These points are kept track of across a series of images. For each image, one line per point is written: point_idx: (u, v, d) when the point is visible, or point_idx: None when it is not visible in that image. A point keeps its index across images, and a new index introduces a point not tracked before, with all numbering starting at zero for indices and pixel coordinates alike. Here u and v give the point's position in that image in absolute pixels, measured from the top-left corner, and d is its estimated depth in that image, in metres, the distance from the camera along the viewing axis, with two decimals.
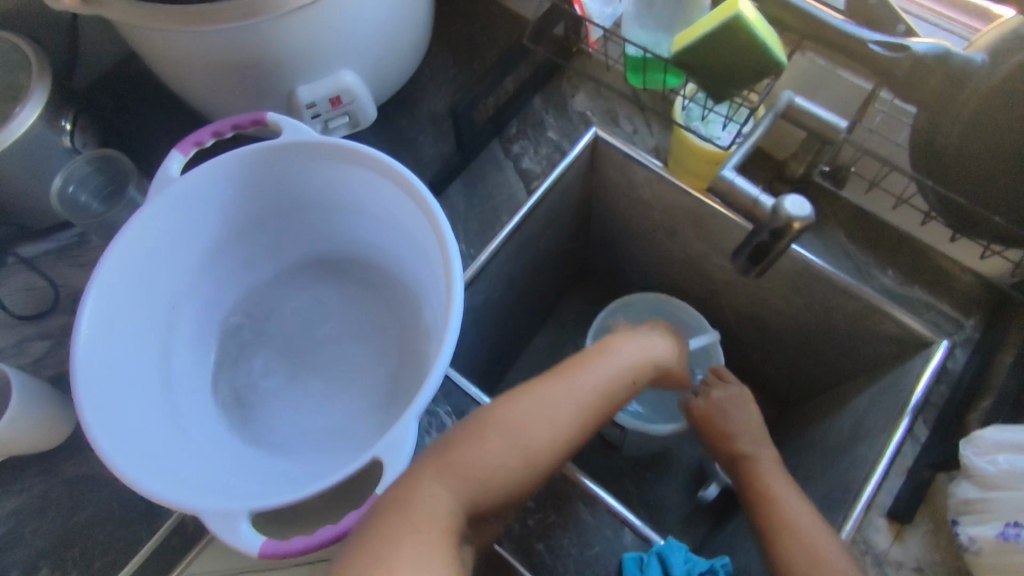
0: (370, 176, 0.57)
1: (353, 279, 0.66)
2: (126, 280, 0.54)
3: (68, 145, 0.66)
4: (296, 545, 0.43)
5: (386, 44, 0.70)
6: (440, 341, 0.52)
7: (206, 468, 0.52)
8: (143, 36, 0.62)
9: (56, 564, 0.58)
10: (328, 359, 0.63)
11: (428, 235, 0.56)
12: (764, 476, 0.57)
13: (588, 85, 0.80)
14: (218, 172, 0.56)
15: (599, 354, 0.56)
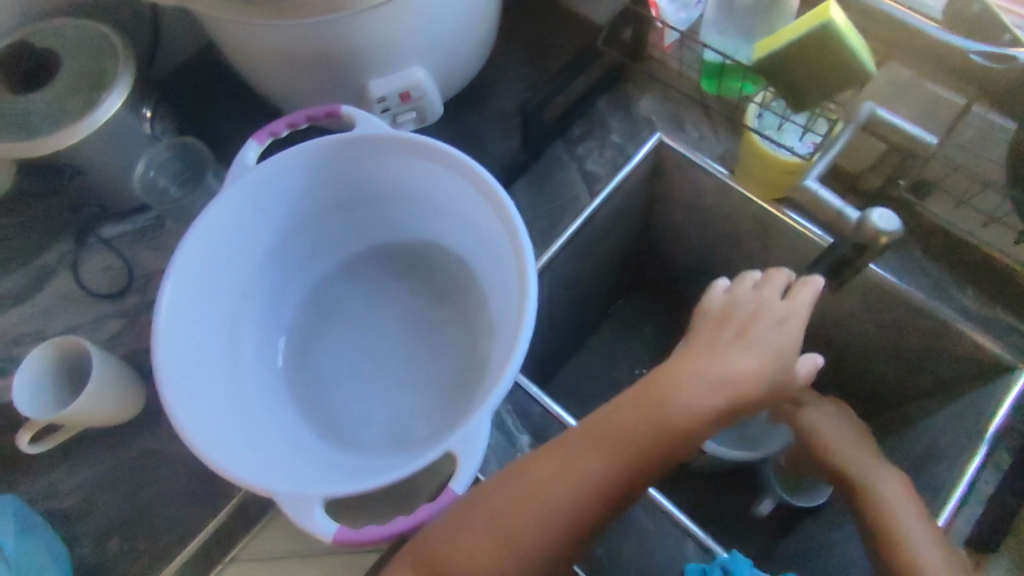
0: (442, 172, 0.57)
1: (415, 272, 0.67)
2: (203, 264, 0.56)
3: (149, 133, 0.69)
4: (371, 533, 0.44)
5: (455, 41, 0.70)
6: (510, 339, 0.52)
7: (276, 451, 0.53)
8: (225, 29, 0.64)
9: (128, 534, 0.60)
10: (391, 351, 0.64)
11: (497, 230, 0.56)
12: (875, 500, 0.53)
13: (655, 89, 0.80)
14: (295, 163, 0.57)
15: (668, 390, 0.50)
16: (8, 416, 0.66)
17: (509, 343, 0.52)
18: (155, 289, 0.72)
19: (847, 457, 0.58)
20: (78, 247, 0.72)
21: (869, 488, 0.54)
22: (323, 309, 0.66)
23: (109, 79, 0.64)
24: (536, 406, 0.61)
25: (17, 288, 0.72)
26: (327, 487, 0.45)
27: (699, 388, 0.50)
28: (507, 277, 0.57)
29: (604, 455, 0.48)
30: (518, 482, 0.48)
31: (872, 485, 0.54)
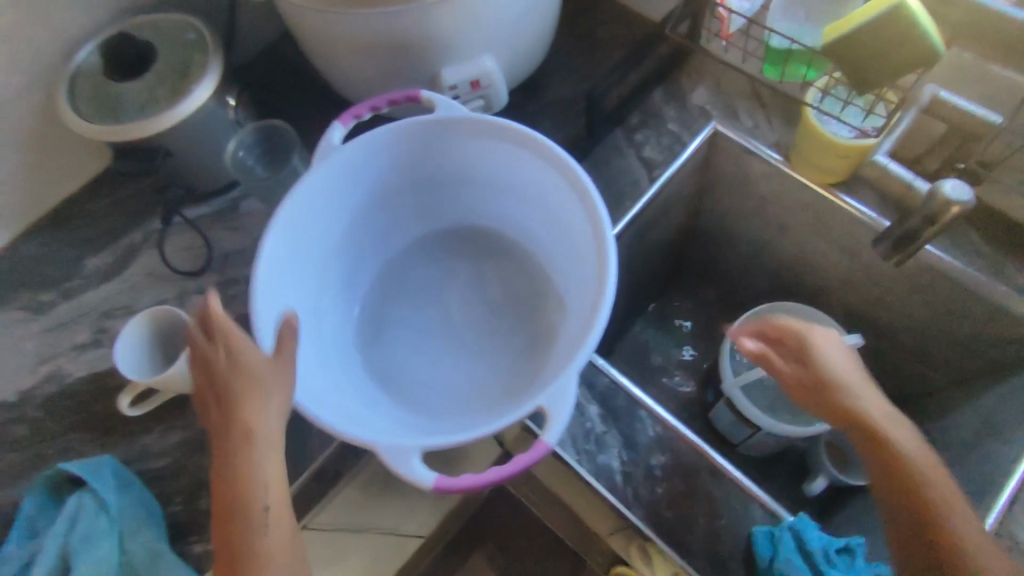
0: (519, 155, 0.61)
1: (480, 249, 0.71)
2: (293, 237, 0.59)
3: (233, 118, 0.73)
4: (471, 480, 0.47)
5: (522, 32, 0.73)
6: (586, 313, 0.54)
7: (367, 413, 0.57)
8: (308, 20, 0.68)
9: (217, 492, 0.65)
10: (461, 322, 0.68)
11: (573, 208, 0.59)
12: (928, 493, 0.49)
13: (710, 77, 0.81)
14: (378, 143, 0.61)
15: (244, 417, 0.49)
16: (104, 382, 0.70)
17: (587, 315, 0.54)
18: (233, 267, 0.76)
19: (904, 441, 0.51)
20: (165, 226, 0.77)
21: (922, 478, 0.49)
22: (395, 284, 0.70)
23: (200, 69, 0.69)
24: (602, 378, 0.64)
25: (106, 266, 0.77)
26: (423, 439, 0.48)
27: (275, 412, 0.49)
28: (581, 255, 0.60)
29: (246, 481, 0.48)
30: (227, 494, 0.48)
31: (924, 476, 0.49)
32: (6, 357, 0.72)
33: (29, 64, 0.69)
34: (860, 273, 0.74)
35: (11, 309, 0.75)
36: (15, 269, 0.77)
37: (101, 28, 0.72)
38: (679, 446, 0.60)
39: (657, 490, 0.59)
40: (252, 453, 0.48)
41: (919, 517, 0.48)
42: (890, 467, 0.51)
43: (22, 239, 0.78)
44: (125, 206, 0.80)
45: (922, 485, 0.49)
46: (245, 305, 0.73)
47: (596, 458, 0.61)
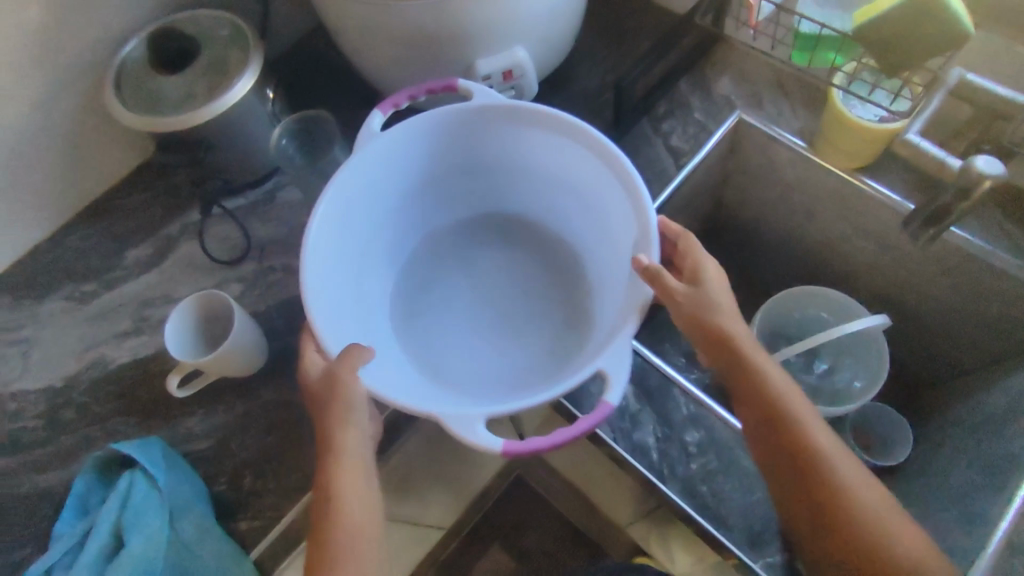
0: (559, 143, 0.62)
1: (517, 235, 0.73)
2: (339, 216, 0.61)
3: (270, 111, 0.75)
4: (539, 443, 0.49)
5: (552, 24, 0.75)
6: (633, 297, 0.56)
7: (415, 388, 0.58)
8: (348, 16, 0.70)
9: (260, 473, 0.66)
10: (500, 305, 0.69)
11: (615, 196, 0.60)
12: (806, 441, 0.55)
13: (733, 69, 0.83)
14: (420, 129, 0.62)
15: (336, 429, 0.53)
16: (148, 368, 0.72)
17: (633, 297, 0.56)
18: (270, 257, 0.78)
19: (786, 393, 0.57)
20: (203, 217, 0.79)
21: (808, 433, 0.55)
22: (431, 265, 0.72)
23: (241, 63, 0.71)
24: (635, 357, 0.66)
25: (147, 256, 0.79)
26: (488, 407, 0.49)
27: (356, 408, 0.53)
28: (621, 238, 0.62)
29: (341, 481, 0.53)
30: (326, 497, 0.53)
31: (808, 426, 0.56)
32: (52, 345, 0.74)
33: (77, 60, 0.71)
34: (886, 257, 0.76)
35: (56, 298, 0.77)
36: (58, 260, 0.79)
37: (144, 25, 0.74)
38: (712, 423, 0.62)
39: (692, 465, 0.60)
40: (342, 466, 0.53)
41: (796, 468, 0.55)
42: (769, 421, 0.56)
43: (65, 231, 0.80)
44: (164, 199, 0.82)
45: (807, 442, 0.55)
46: (283, 293, 0.75)
47: (632, 435, 0.62)
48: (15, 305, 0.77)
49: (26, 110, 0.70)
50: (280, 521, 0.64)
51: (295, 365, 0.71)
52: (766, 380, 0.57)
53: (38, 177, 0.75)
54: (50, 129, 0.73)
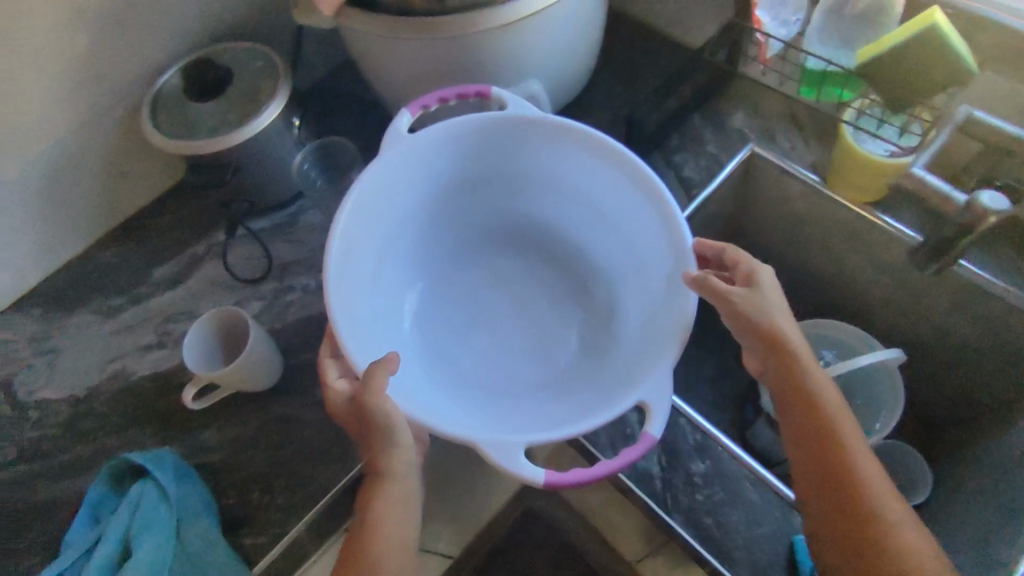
0: (624, 194, 0.68)
1: (530, 248, 0.80)
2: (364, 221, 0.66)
3: (296, 137, 0.79)
4: (579, 474, 0.53)
5: (570, 61, 0.79)
6: (669, 324, 0.61)
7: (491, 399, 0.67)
8: (375, 51, 0.74)
9: (268, 489, 0.67)
10: (494, 323, 0.77)
11: (644, 225, 0.67)
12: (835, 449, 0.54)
13: (746, 104, 0.85)
14: (486, 126, 0.68)
15: (377, 435, 0.57)
16: (167, 381, 0.74)
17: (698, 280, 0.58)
18: (289, 277, 0.80)
19: (822, 390, 0.57)
20: (228, 237, 0.82)
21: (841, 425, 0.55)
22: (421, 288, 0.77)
23: (270, 90, 0.75)
24: None
25: (173, 273, 0.82)
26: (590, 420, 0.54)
27: (391, 425, 0.57)
28: (654, 278, 0.68)
29: (395, 495, 0.58)
30: (373, 506, 0.57)
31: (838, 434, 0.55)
32: (79, 356, 0.77)
33: (117, 87, 0.75)
34: (899, 292, 0.75)
35: (85, 312, 0.80)
36: (89, 276, 0.83)
37: (181, 56, 0.78)
38: (718, 452, 0.62)
39: (697, 496, 0.61)
40: (391, 487, 0.58)
41: (826, 447, 0.55)
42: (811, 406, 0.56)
43: (98, 248, 0.84)
44: (194, 220, 0.85)
45: (831, 437, 0.55)
46: (301, 312, 0.77)
47: (636, 463, 0.63)
48: (44, 318, 0.80)
49: (72, 131, 0.75)
50: (285, 537, 0.65)
51: (308, 384, 0.72)
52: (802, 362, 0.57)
53: (81, 195, 0.80)
54: (94, 149, 0.78)
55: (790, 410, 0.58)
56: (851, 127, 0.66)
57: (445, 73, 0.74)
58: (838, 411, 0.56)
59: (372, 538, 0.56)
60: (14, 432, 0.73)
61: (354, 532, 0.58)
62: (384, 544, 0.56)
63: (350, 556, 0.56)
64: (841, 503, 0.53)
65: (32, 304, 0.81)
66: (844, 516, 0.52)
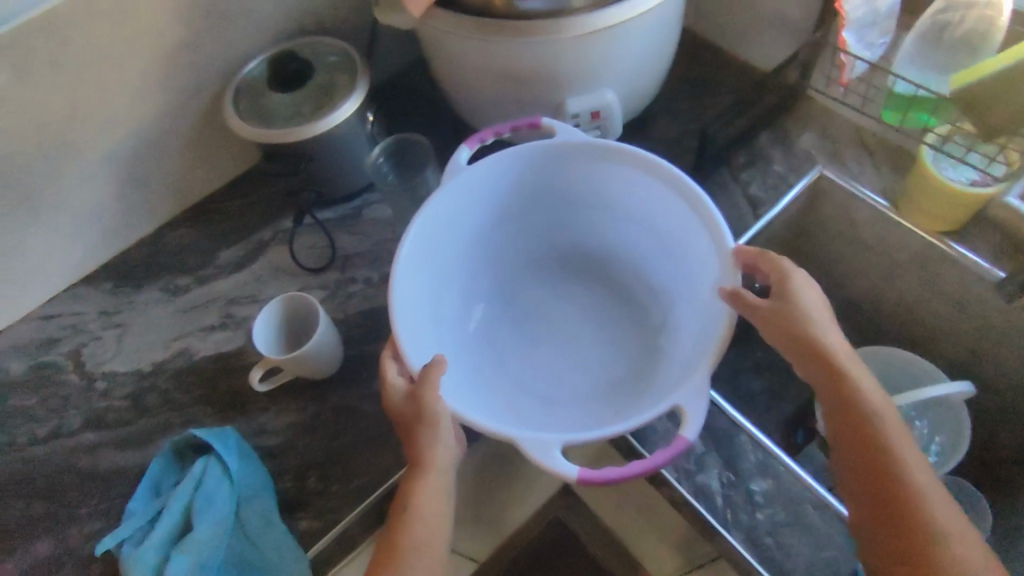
0: (672, 210, 0.67)
1: (589, 271, 0.78)
2: (424, 251, 0.67)
3: (369, 132, 0.80)
4: (614, 474, 0.53)
5: (644, 73, 0.80)
6: (711, 332, 0.60)
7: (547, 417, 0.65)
8: (453, 52, 0.75)
9: (324, 474, 0.68)
10: (558, 344, 0.74)
11: (696, 239, 0.65)
12: (885, 463, 0.51)
13: (815, 125, 0.85)
14: (540, 156, 0.69)
15: (423, 424, 0.57)
16: (229, 362, 0.76)
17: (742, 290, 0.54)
18: (352, 269, 0.81)
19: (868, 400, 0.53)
20: (295, 226, 0.84)
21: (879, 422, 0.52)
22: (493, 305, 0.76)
23: (348, 86, 0.77)
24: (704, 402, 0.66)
25: (238, 258, 0.84)
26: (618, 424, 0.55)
27: (438, 412, 0.56)
28: (702, 293, 0.65)
29: (435, 485, 0.56)
30: (413, 494, 0.56)
31: (887, 447, 0.51)
32: (145, 332, 0.79)
33: (201, 74, 0.77)
34: (968, 324, 0.74)
35: (152, 289, 0.82)
36: (158, 254, 0.85)
37: (263, 47, 0.80)
38: (780, 472, 0.62)
39: (757, 515, 0.60)
40: (432, 477, 0.56)
41: (872, 461, 0.51)
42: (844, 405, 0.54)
43: (167, 228, 0.86)
44: (260, 207, 0.87)
45: (880, 451, 0.51)
46: (362, 303, 0.78)
47: (696, 477, 0.62)
48: (114, 292, 0.83)
49: (156, 114, 0.77)
50: (340, 523, 0.65)
51: (367, 374, 0.73)
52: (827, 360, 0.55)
53: (158, 176, 0.82)
54: (173, 133, 0.80)
55: (828, 408, 0.55)
56: (933, 151, 0.67)
57: (521, 78, 0.75)
58: (887, 424, 0.52)
59: (409, 526, 0.54)
60: (81, 400, 0.75)
61: (391, 522, 0.56)
62: (421, 533, 0.54)
63: (387, 543, 0.55)
64: (894, 523, 0.49)
65: (103, 279, 0.84)
66: (899, 538, 0.48)
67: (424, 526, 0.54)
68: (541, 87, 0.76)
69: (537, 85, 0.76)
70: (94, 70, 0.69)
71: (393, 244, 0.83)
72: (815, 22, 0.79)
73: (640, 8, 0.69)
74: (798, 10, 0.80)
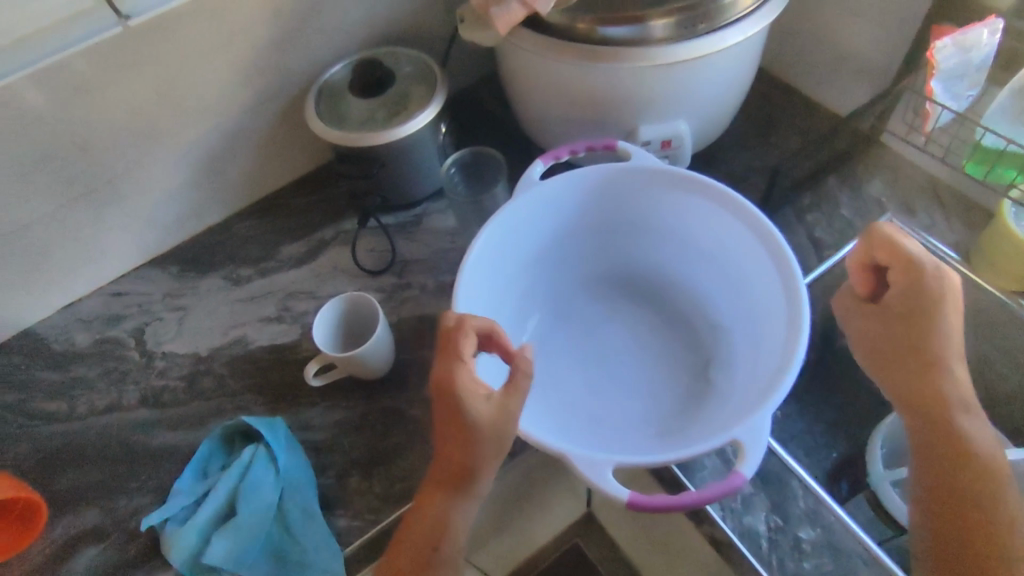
0: (739, 241, 0.67)
1: (645, 295, 0.78)
2: (491, 257, 0.68)
3: (439, 143, 0.82)
4: (666, 501, 0.52)
5: (717, 107, 0.80)
6: (773, 366, 0.59)
7: (597, 434, 0.65)
8: (530, 72, 0.77)
9: (367, 474, 0.69)
10: (610, 363, 0.74)
11: (762, 272, 0.65)
12: (979, 481, 0.50)
13: (886, 172, 0.83)
14: (611, 177, 0.69)
15: (487, 458, 0.54)
16: (282, 354, 0.77)
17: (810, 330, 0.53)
18: (409, 274, 0.82)
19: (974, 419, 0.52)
20: (359, 227, 0.86)
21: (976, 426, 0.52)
22: (547, 321, 0.77)
23: (425, 97, 0.79)
24: None
25: (300, 253, 0.86)
26: (666, 453, 0.54)
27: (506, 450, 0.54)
28: (765, 328, 0.65)
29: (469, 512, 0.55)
30: (448, 516, 0.54)
31: (988, 466, 0.50)
32: (205, 317, 0.82)
33: (286, 75, 0.80)
34: None
35: (216, 276, 0.85)
36: (224, 243, 0.88)
37: (345, 53, 0.83)
38: (830, 522, 0.60)
39: (804, 564, 0.58)
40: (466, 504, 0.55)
41: (967, 475, 0.50)
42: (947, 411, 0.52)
43: (235, 219, 0.89)
44: (326, 206, 0.90)
45: (976, 468, 0.50)
46: (416, 309, 0.79)
47: (742, 518, 0.61)
48: (179, 276, 0.85)
49: (239, 110, 0.80)
50: (379, 524, 0.65)
51: (416, 380, 0.74)
52: (942, 355, 0.53)
53: (236, 168, 0.85)
54: (253, 129, 0.83)
55: (916, 416, 0.54)
56: (1013, 208, 0.67)
57: (596, 104, 0.76)
58: (986, 444, 0.51)
59: (440, 545, 0.53)
60: (140, 376, 0.78)
61: (413, 536, 0.54)
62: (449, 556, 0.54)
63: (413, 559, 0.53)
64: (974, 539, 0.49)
65: (170, 262, 0.87)
66: (975, 556, 0.48)
67: (450, 549, 0.54)
68: (615, 114, 0.77)
69: (610, 112, 0.76)
70: (189, 63, 0.72)
71: (452, 254, 0.84)
72: (898, 69, 0.78)
73: (724, 43, 0.69)
74: (879, 56, 0.80)
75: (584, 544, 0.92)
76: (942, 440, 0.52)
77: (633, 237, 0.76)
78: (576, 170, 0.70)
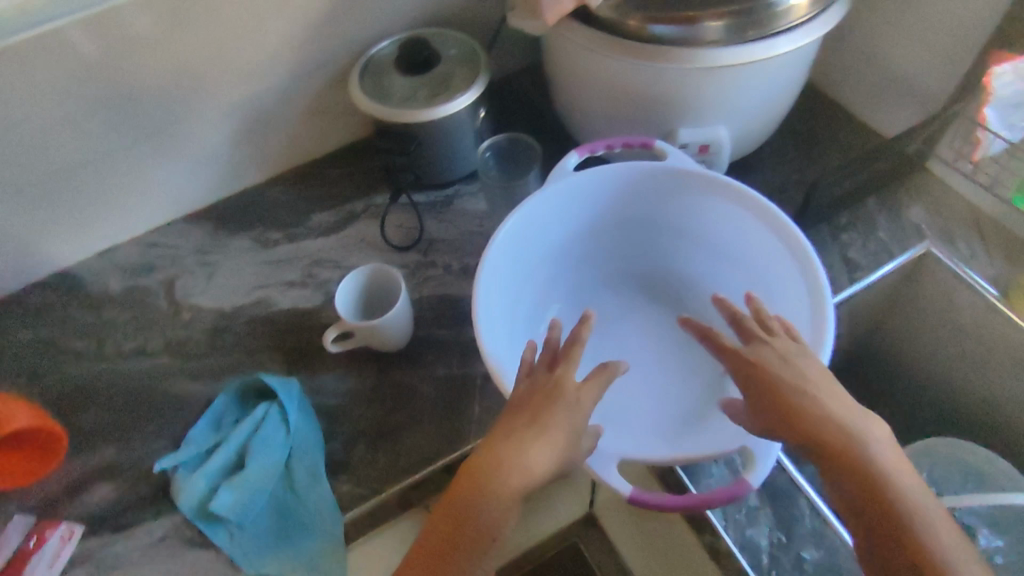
0: (769, 250, 0.66)
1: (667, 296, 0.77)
2: (516, 243, 0.68)
3: (476, 127, 0.82)
4: (669, 500, 0.52)
5: (760, 116, 0.78)
6: None
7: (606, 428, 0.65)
8: (575, 63, 0.76)
9: (373, 445, 0.69)
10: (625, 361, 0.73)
11: (789, 283, 0.64)
12: (907, 534, 0.45)
13: (929, 199, 0.81)
14: (645, 173, 0.69)
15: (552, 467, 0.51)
16: (303, 319, 0.79)
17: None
18: (434, 254, 0.83)
19: (879, 462, 0.47)
20: (390, 203, 0.87)
21: (885, 470, 0.47)
22: (569, 312, 0.77)
23: (467, 79, 0.79)
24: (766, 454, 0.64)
25: (330, 223, 0.87)
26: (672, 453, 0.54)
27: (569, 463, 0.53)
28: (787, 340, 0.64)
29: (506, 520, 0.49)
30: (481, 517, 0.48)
31: (898, 512, 0.45)
32: (232, 275, 0.83)
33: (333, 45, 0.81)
34: None
35: (246, 237, 0.87)
36: (258, 205, 0.89)
37: (393, 29, 0.84)
38: (835, 545, 0.59)
39: None
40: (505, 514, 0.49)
41: (890, 534, 0.45)
42: (854, 466, 0.47)
43: (271, 183, 0.91)
44: (360, 179, 0.91)
45: (901, 523, 0.45)
46: (437, 289, 0.80)
47: (744, 531, 0.60)
48: (212, 233, 0.87)
49: (285, 75, 0.81)
50: (382, 494, 0.66)
51: (430, 358, 0.75)
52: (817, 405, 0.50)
53: (276, 133, 0.87)
54: (296, 95, 0.84)
55: (832, 482, 0.48)
56: None
57: (637, 101, 0.75)
58: (904, 492, 0.46)
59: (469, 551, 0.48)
60: (165, 326, 0.80)
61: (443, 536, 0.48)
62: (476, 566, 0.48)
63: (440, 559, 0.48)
64: None
65: (204, 219, 0.89)
66: None
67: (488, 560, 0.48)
68: (655, 113, 0.76)
69: (650, 110, 0.76)
70: (240, 24, 0.73)
71: (478, 238, 0.84)
72: (951, 94, 0.76)
73: (774, 52, 0.68)
74: (933, 80, 0.78)
75: (583, 545, 0.91)
76: (865, 503, 0.46)
77: (662, 238, 0.76)
78: (610, 164, 0.69)
